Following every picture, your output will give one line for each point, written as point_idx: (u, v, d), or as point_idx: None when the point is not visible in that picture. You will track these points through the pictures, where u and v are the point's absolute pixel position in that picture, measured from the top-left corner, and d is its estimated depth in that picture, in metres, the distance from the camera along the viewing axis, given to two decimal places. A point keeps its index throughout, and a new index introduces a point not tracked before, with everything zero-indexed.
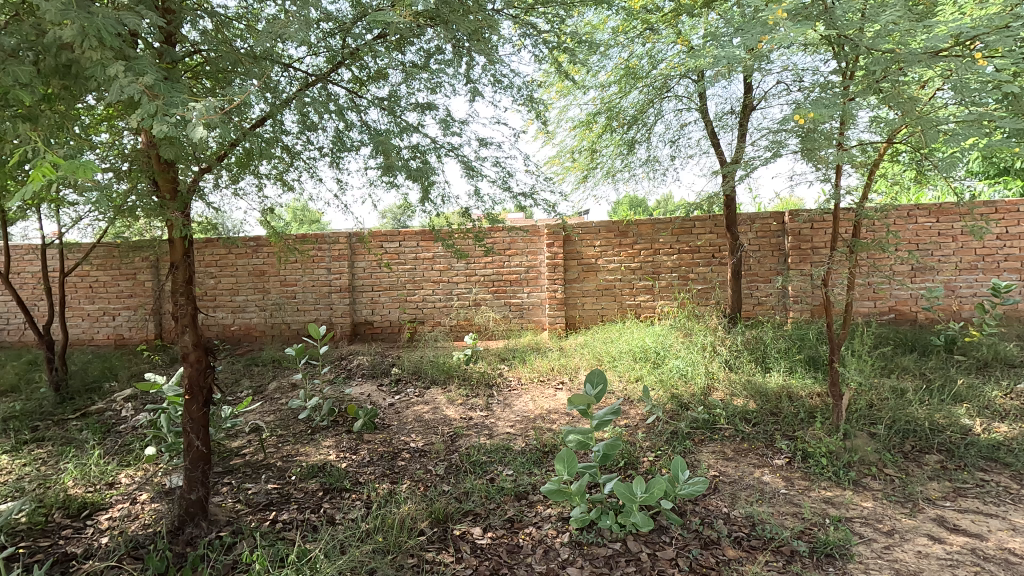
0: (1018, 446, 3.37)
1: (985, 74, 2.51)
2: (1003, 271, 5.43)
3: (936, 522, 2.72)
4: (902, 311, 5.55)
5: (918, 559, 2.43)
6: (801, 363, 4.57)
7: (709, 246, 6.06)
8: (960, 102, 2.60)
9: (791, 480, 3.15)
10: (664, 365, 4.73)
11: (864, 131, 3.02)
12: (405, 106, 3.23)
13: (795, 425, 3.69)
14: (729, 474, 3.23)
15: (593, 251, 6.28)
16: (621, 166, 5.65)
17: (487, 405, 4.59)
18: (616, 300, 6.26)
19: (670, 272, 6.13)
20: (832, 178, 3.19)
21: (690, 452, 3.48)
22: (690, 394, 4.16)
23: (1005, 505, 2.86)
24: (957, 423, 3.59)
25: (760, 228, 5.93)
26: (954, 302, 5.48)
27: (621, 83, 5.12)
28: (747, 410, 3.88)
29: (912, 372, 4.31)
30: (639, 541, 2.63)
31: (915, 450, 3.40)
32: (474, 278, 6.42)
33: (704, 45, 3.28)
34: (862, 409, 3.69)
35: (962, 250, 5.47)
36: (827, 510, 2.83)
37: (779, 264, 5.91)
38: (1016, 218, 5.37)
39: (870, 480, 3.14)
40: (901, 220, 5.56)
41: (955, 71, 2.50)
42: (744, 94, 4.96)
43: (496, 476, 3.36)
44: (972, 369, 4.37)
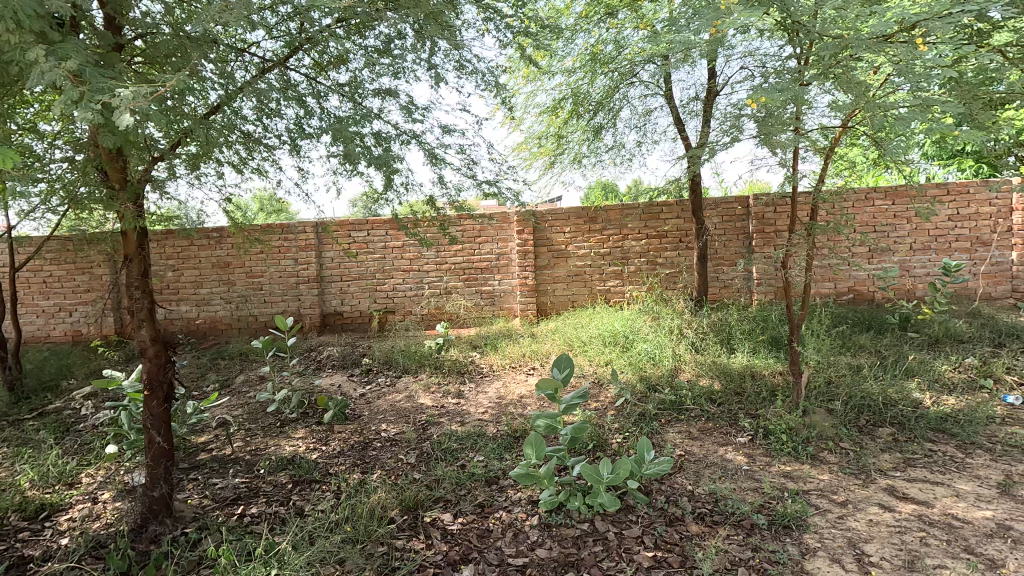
0: (964, 417, 3.54)
1: (930, 61, 2.56)
2: (954, 251, 5.65)
3: (887, 492, 2.85)
4: (860, 292, 5.74)
5: (869, 527, 2.54)
6: (764, 343, 4.70)
7: (677, 231, 6.15)
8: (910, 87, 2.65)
9: (753, 457, 3.25)
10: (633, 348, 4.82)
11: (823, 116, 3.07)
12: (367, 92, 3.18)
13: (757, 404, 3.82)
14: (694, 452, 3.32)
15: (562, 238, 6.30)
16: (588, 152, 5.64)
17: (460, 392, 4.61)
18: (586, 286, 6.31)
19: (639, 257, 6.21)
20: (790, 162, 3.29)
21: (657, 432, 3.57)
22: (659, 376, 4.28)
23: (951, 473, 3.01)
24: (909, 397, 3.75)
25: (725, 213, 6.04)
26: (908, 281, 5.70)
27: (587, 69, 5.12)
28: (712, 391, 3.99)
29: (868, 349, 4.48)
30: (606, 521, 2.69)
31: (869, 424, 3.56)
32: (445, 266, 6.38)
33: (667, 27, 3.28)
34: (820, 387, 3.84)
35: (916, 231, 5.68)
36: (786, 485, 2.93)
37: (744, 247, 6.04)
38: (966, 199, 5.58)
39: (827, 453, 3.27)
40: (858, 203, 5.74)
41: (900, 56, 2.54)
42: (708, 80, 5.01)
43: (467, 462, 3.39)
44: (924, 345, 4.57)
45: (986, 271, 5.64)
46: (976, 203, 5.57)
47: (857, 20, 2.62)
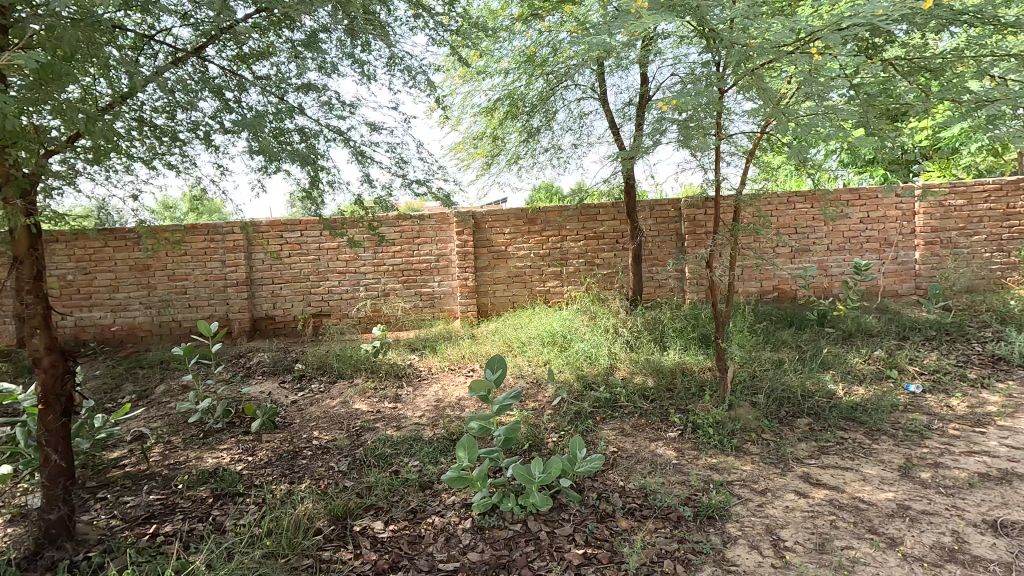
0: (872, 406, 3.79)
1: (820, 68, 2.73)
2: (865, 252, 6.06)
3: (802, 479, 3.00)
4: (783, 290, 6.05)
5: (785, 513, 2.67)
6: (694, 341, 4.87)
7: (613, 232, 6.28)
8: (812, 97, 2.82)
9: (682, 451, 3.36)
10: (571, 348, 4.88)
11: (741, 122, 3.21)
12: (289, 87, 3.08)
13: (687, 399, 3.94)
14: (626, 449, 3.39)
15: (502, 239, 6.30)
16: (526, 154, 5.67)
17: (397, 396, 4.51)
18: (526, 287, 6.33)
19: (577, 258, 6.29)
20: (712, 166, 3.43)
21: (591, 430, 3.63)
22: (595, 375, 4.35)
23: (859, 458, 3.21)
24: (824, 388, 3.98)
25: (659, 214, 6.22)
26: (826, 280, 6.07)
27: (523, 70, 5.15)
28: (645, 387, 4.10)
29: (789, 344, 4.73)
30: (539, 521, 2.69)
31: (789, 415, 3.75)
32: (383, 267, 6.24)
33: (596, 30, 3.33)
34: (745, 381, 4.01)
35: (832, 233, 6.05)
36: (712, 476, 3.04)
37: (677, 248, 6.25)
38: (875, 203, 6.00)
39: (750, 445, 3.42)
40: (781, 206, 6.05)
41: (800, 65, 2.71)
42: (640, 85, 5.14)
43: (401, 467, 3.31)
44: (839, 339, 4.87)
45: (893, 270, 6.08)
46: (884, 207, 6.01)
47: (766, 29, 2.75)
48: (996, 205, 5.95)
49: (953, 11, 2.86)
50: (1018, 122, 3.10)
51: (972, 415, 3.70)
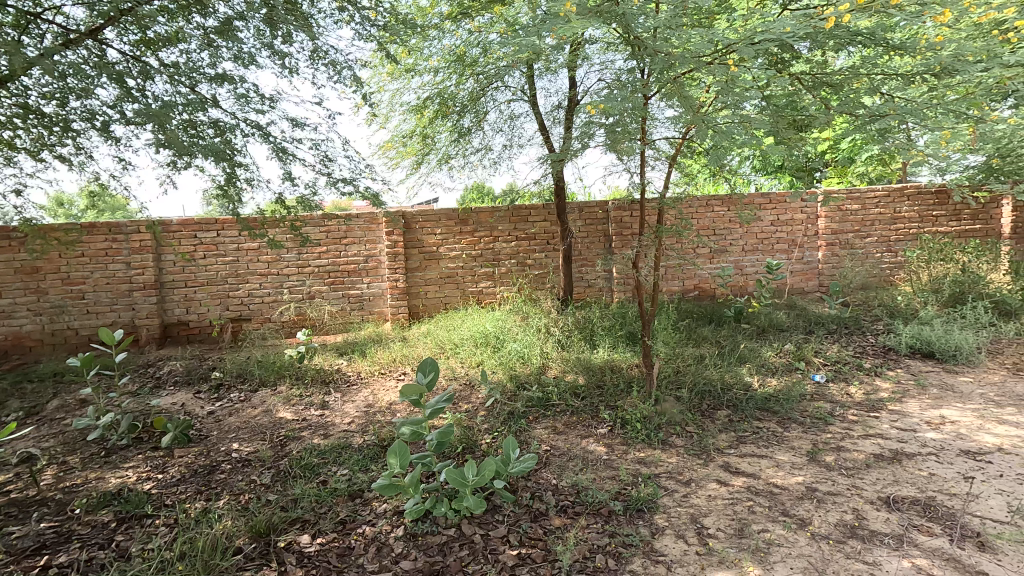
0: (783, 396, 4.06)
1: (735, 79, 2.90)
2: (776, 252, 6.51)
3: (723, 468, 3.17)
4: (703, 289, 6.37)
5: (708, 501, 2.81)
6: (622, 339, 5.03)
7: (544, 232, 6.37)
8: (729, 106, 2.98)
9: (612, 447, 3.45)
10: (503, 348, 4.89)
11: (664, 128, 3.34)
12: (201, 77, 2.89)
13: (616, 396, 4.06)
14: (558, 447, 3.44)
15: (434, 239, 6.21)
16: (456, 154, 5.62)
17: (324, 403, 4.34)
18: (458, 288, 6.28)
19: (509, 259, 6.32)
20: (637, 170, 3.55)
21: (524, 430, 3.65)
22: (527, 375, 4.39)
23: (772, 446, 3.43)
24: (740, 381, 4.23)
25: (588, 216, 6.37)
26: (741, 279, 6.46)
27: (453, 70, 5.11)
28: (576, 385, 4.18)
29: (709, 340, 4.98)
30: (473, 524, 2.67)
31: (710, 408, 3.95)
32: (308, 269, 5.99)
33: (525, 32, 3.35)
34: (670, 376, 4.19)
35: (746, 235, 6.45)
36: (640, 470, 3.14)
37: (605, 248, 6.42)
38: (784, 207, 6.45)
39: (675, 438, 3.56)
40: (701, 209, 6.37)
41: (718, 75, 2.86)
42: (569, 90, 5.23)
43: (329, 477, 3.18)
44: (753, 335, 5.19)
45: (800, 269, 6.56)
46: (791, 211, 6.47)
47: (686, 40, 2.87)
48: (885, 209, 6.57)
49: (851, 33, 3.11)
50: (904, 135, 3.43)
51: (867, 401, 4.06)
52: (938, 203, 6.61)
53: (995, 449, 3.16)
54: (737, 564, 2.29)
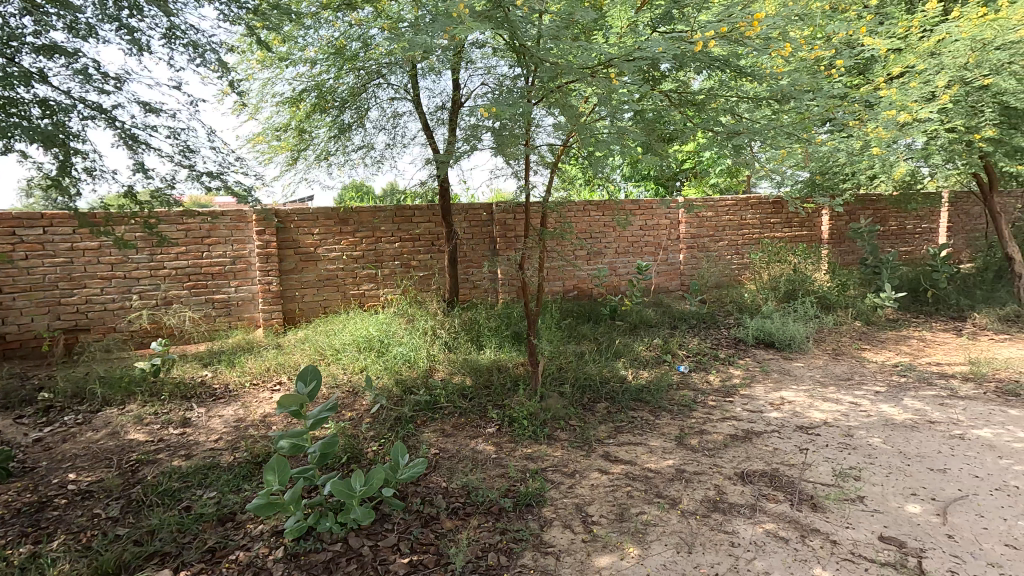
0: (654, 387, 4.41)
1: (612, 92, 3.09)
2: (645, 254, 7.05)
3: (604, 458, 3.37)
4: (582, 289, 6.72)
5: (591, 490, 2.96)
6: (508, 339, 5.14)
7: (429, 233, 6.30)
8: (608, 116, 3.17)
9: (500, 445, 3.51)
10: (388, 352, 4.75)
11: (548, 135, 3.46)
12: (25, 49, 2.48)
13: (503, 395, 4.13)
14: (448, 449, 3.42)
15: (311, 240, 5.86)
16: (335, 151, 5.35)
17: (185, 420, 3.90)
18: (338, 290, 5.98)
19: (393, 260, 6.15)
20: (522, 173, 3.65)
21: (412, 435, 3.59)
22: (414, 378, 4.31)
23: (646, 433, 3.72)
24: (617, 375, 4.52)
25: (472, 218, 6.42)
26: (615, 279, 6.90)
27: (331, 63, 4.87)
28: (464, 387, 4.18)
29: (588, 337, 5.26)
30: (361, 536, 2.56)
31: (590, 402, 4.17)
32: (163, 272, 5.35)
33: (409, 30, 3.28)
34: (553, 373, 4.35)
35: (619, 238, 6.91)
36: (528, 466, 3.23)
37: (490, 250, 6.52)
38: (651, 213, 7.02)
39: (559, 432, 3.72)
40: (579, 213, 6.72)
41: (600, 86, 3.03)
42: (453, 92, 5.23)
43: (194, 502, 2.87)
44: (627, 331, 5.58)
45: (665, 269, 7.17)
46: (657, 217, 7.06)
47: (568, 51, 3.01)
48: (734, 217, 7.41)
49: (709, 58, 3.45)
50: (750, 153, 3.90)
51: (723, 387, 4.55)
52: (775, 212, 7.59)
53: (822, 423, 3.71)
54: (619, 547, 2.44)
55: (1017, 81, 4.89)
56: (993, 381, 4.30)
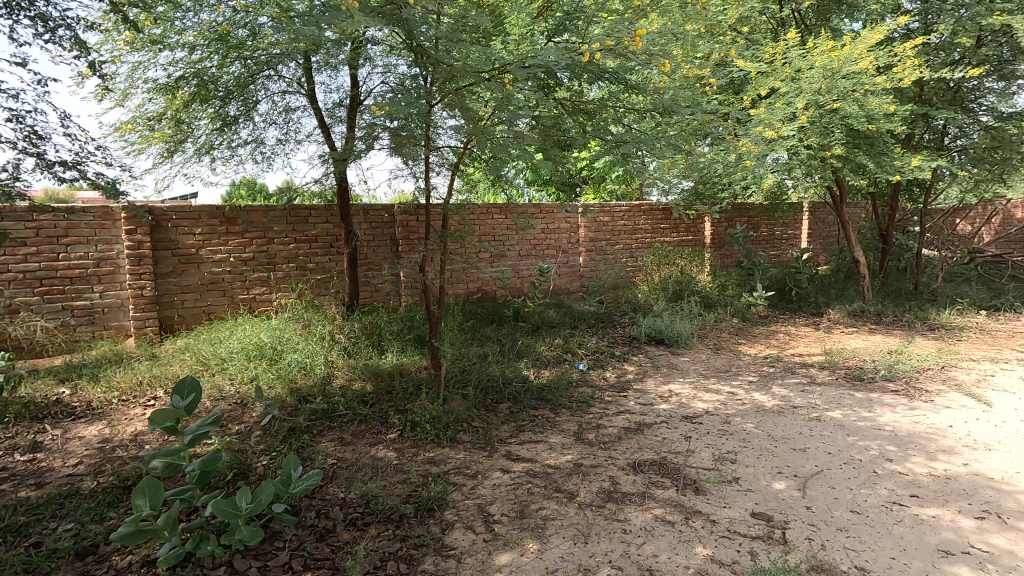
0: (555, 385, 4.55)
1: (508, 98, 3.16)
2: (546, 257, 7.24)
3: (506, 457, 3.41)
4: (486, 291, 6.76)
5: (493, 489, 2.99)
6: (410, 342, 5.05)
7: (326, 235, 6.00)
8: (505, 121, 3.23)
9: (401, 451, 3.43)
10: (282, 360, 4.48)
11: (449, 137, 3.45)
12: None
13: (405, 400, 4.05)
14: (346, 458, 3.29)
15: (192, 240, 5.38)
16: (218, 144, 4.96)
17: (36, 445, 3.42)
18: (225, 295, 5.53)
19: (287, 263, 5.80)
20: (422, 174, 3.61)
21: (307, 445, 3.41)
22: (310, 387, 4.10)
23: (546, 431, 3.82)
24: (519, 375, 4.60)
25: (373, 219, 6.23)
26: (518, 281, 7.03)
27: (214, 49, 4.52)
28: (364, 393, 4.05)
29: (491, 339, 5.31)
30: (248, 558, 2.39)
31: (493, 402, 4.21)
32: (6, 276, 4.66)
33: (299, 20, 3.13)
34: (456, 375, 4.34)
35: (522, 241, 7.05)
36: (430, 470, 3.19)
37: (391, 252, 6.36)
38: (552, 217, 7.23)
39: (462, 434, 3.71)
40: (482, 216, 6.76)
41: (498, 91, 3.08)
42: (351, 89, 5.06)
43: (46, 537, 2.53)
44: (529, 332, 5.70)
45: (566, 271, 7.42)
46: (558, 221, 7.29)
47: (465, 54, 3.02)
48: (628, 222, 7.83)
49: (599, 70, 3.62)
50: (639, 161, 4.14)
51: (618, 383, 4.78)
52: (664, 218, 8.13)
53: (704, 412, 4.02)
54: (519, 543, 2.48)
55: (859, 107, 5.61)
56: (842, 368, 4.90)
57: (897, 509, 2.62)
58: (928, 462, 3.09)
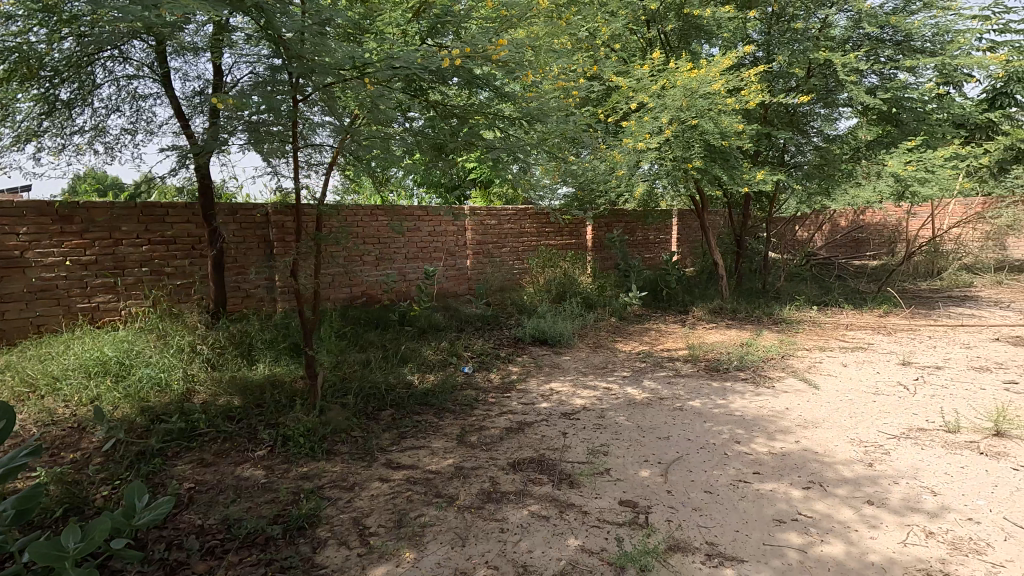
0: (439, 389, 4.52)
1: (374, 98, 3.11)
2: (434, 260, 7.18)
3: (386, 465, 3.32)
4: (371, 295, 6.54)
5: (370, 501, 2.90)
6: (285, 351, 4.74)
7: (187, 236, 5.43)
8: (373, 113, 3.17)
9: (271, 468, 3.21)
10: (131, 375, 4.00)
11: (326, 138, 3.31)
12: None
13: (277, 413, 3.79)
14: (206, 481, 3.01)
15: (14, 241, 4.58)
16: (45, 130, 4.33)
17: None
18: (60, 304, 4.77)
19: (139, 267, 5.14)
20: (290, 173, 3.44)
21: (160, 470, 3.07)
22: (165, 405, 3.70)
23: (429, 436, 3.77)
24: (403, 380, 4.51)
25: (242, 219, 5.77)
26: (404, 285, 6.89)
27: (39, 21, 3.93)
28: (230, 407, 3.74)
29: (375, 344, 5.15)
30: None
31: (374, 410, 4.09)
32: None
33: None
34: (335, 384, 4.15)
35: (408, 244, 6.93)
36: (302, 486, 3.01)
37: (265, 255, 5.93)
38: (438, 220, 7.19)
39: (340, 445, 3.56)
40: (366, 218, 6.55)
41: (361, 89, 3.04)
42: (213, 77, 4.63)
43: None
44: (415, 336, 5.61)
45: (454, 274, 7.41)
46: (444, 224, 7.26)
47: (328, 50, 2.91)
48: (515, 226, 8.00)
49: (473, 75, 3.66)
50: (518, 168, 4.25)
51: (502, 384, 4.86)
52: (548, 222, 8.42)
53: (582, 408, 4.21)
54: (395, 554, 2.43)
55: (714, 124, 6.20)
56: (703, 361, 5.39)
57: (742, 486, 2.92)
58: (768, 441, 3.49)
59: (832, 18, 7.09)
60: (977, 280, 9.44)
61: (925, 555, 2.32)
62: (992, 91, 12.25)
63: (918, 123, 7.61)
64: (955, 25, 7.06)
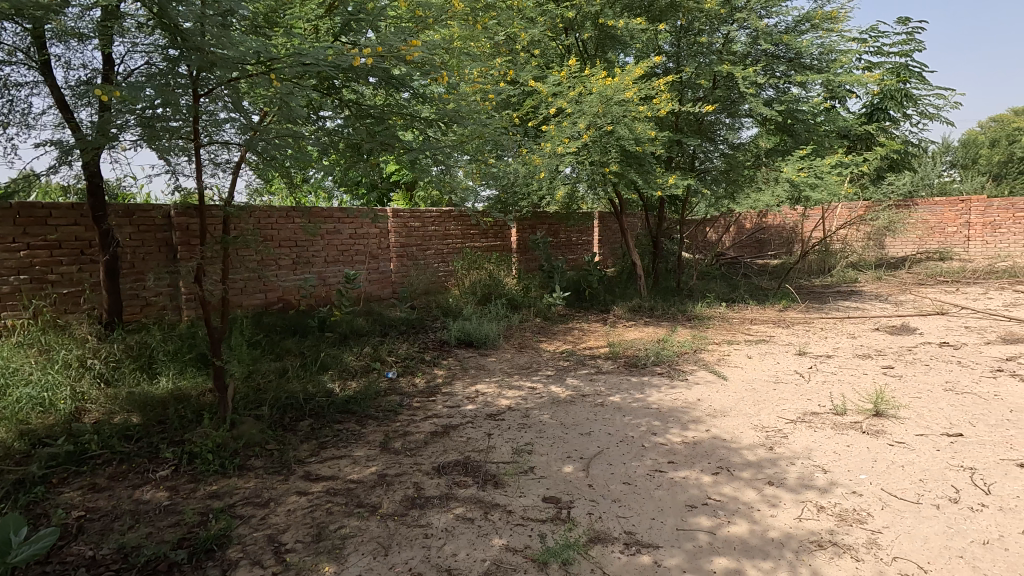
0: (361, 396, 4.39)
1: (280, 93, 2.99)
2: (355, 263, 6.97)
3: (304, 478, 3.18)
4: (288, 300, 6.24)
5: (287, 516, 2.76)
6: (191, 363, 4.43)
7: (75, 241, 4.93)
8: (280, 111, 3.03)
9: (175, 489, 2.98)
10: (6, 396, 3.57)
11: (233, 138, 3.11)
12: None
13: (182, 429, 3.53)
14: (99, 508, 2.75)
15: None
16: None
17: None
18: None
19: (16, 274, 4.58)
20: (191, 173, 3.25)
21: (43, 500, 2.77)
22: (49, 427, 3.34)
23: (351, 444, 3.66)
24: (322, 388, 4.34)
25: (139, 221, 5.32)
26: (324, 289, 6.64)
27: None
28: (127, 426, 3.43)
29: (291, 353, 4.92)
30: None
31: (291, 421, 3.90)
32: None
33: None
34: (247, 396, 3.92)
35: (327, 247, 6.69)
36: (211, 506, 2.83)
37: (166, 260, 5.50)
38: (359, 223, 7.00)
39: (254, 460, 3.37)
40: (282, 220, 6.23)
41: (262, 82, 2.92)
42: (102, 66, 4.24)
43: None
44: (335, 342, 5.42)
45: (377, 278, 7.22)
46: (366, 226, 7.07)
47: (226, 41, 2.77)
48: (439, 228, 7.94)
49: (390, 74, 3.60)
50: (438, 169, 4.21)
51: (427, 388, 4.80)
52: (473, 225, 8.43)
53: (507, 409, 4.24)
54: (314, 569, 2.33)
55: (629, 130, 6.36)
56: (623, 358, 5.59)
57: (658, 476, 3.07)
58: (682, 432, 3.68)
59: (733, 34, 7.69)
60: (861, 276, 10.44)
61: (818, 528, 2.54)
62: (870, 106, 13.62)
63: (809, 134, 8.32)
64: (838, 46, 7.78)
